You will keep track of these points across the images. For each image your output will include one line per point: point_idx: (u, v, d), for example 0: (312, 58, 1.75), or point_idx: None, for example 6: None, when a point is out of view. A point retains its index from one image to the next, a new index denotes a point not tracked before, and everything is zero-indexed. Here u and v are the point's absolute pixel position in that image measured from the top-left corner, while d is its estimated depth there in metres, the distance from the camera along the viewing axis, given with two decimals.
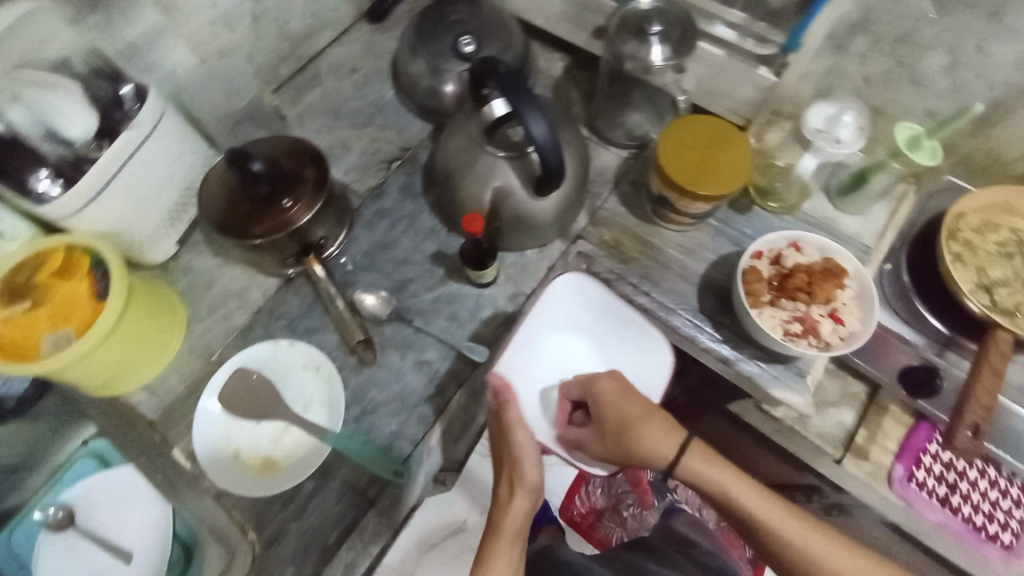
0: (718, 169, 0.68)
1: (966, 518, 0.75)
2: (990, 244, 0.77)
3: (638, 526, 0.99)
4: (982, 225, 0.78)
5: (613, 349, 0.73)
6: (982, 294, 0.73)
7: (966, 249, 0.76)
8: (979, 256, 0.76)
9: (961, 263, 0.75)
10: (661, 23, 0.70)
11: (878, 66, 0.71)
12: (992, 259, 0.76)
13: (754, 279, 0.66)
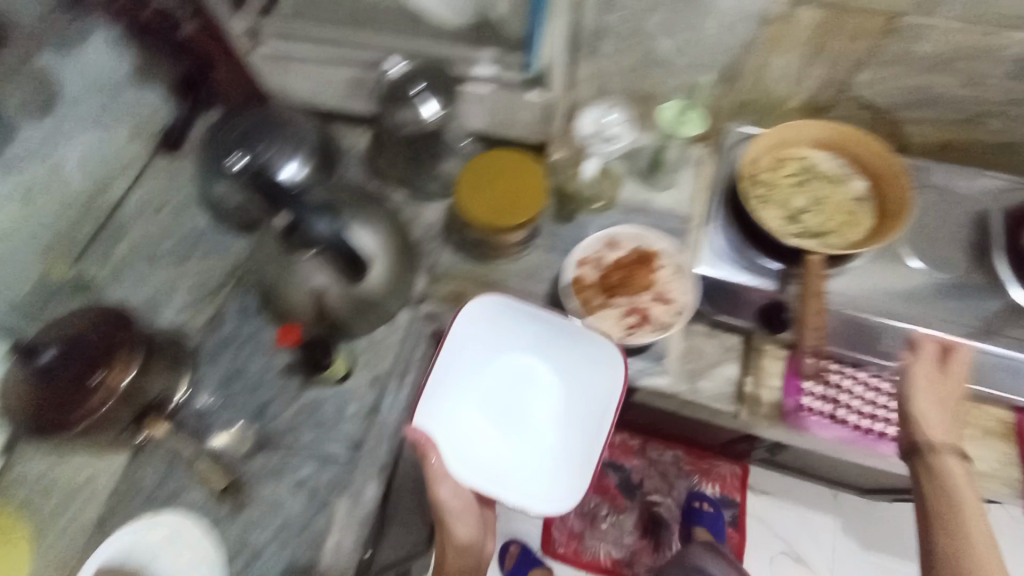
0: (519, 199, 0.70)
1: (856, 426, 0.83)
2: (785, 179, 0.86)
3: (620, 532, 1.08)
4: (774, 165, 0.88)
5: (560, 358, 0.71)
6: (789, 226, 0.83)
7: (767, 190, 0.85)
8: (779, 192, 0.86)
9: (764, 204, 0.84)
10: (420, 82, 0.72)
11: (629, 60, 0.77)
12: (791, 191, 0.86)
13: (584, 289, 0.69)
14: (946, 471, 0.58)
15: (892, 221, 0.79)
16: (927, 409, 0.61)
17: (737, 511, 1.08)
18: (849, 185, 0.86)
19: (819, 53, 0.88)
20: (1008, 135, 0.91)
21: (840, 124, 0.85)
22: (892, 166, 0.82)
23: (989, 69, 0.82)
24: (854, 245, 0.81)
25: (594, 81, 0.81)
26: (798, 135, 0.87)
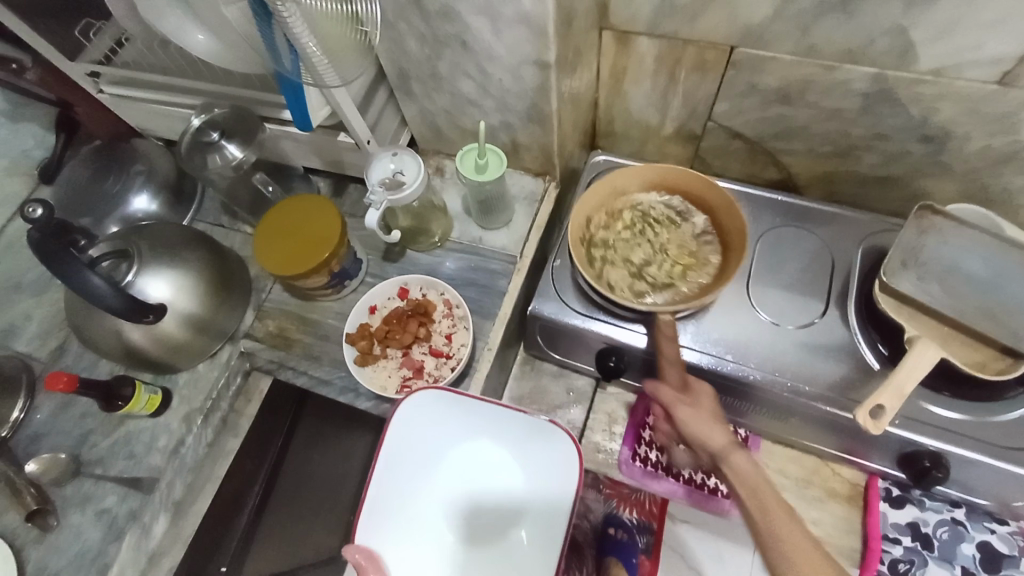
0: (312, 244, 0.72)
1: (688, 479, 0.82)
2: (622, 231, 0.79)
3: None
4: (609, 220, 0.81)
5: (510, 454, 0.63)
6: (634, 287, 0.75)
7: (604, 249, 0.78)
8: (620, 245, 0.79)
9: (602, 261, 0.77)
10: (218, 131, 0.77)
11: (442, 101, 0.75)
12: (629, 244, 0.79)
13: (362, 337, 0.69)
14: (747, 482, 0.58)
15: (739, 255, 0.73)
16: (705, 430, 0.62)
17: (652, 539, 0.80)
18: (690, 221, 0.79)
19: (671, 84, 0.83)
20: (888, 170, 0.83)
21: (657, 163, 0.79)
22: (727, 197, 0.75)
23: (841, 103, 0.76)
24: (706, 289, 0.74)
25: (423, 118, 0.80)
26: (625, 183, 0.81)
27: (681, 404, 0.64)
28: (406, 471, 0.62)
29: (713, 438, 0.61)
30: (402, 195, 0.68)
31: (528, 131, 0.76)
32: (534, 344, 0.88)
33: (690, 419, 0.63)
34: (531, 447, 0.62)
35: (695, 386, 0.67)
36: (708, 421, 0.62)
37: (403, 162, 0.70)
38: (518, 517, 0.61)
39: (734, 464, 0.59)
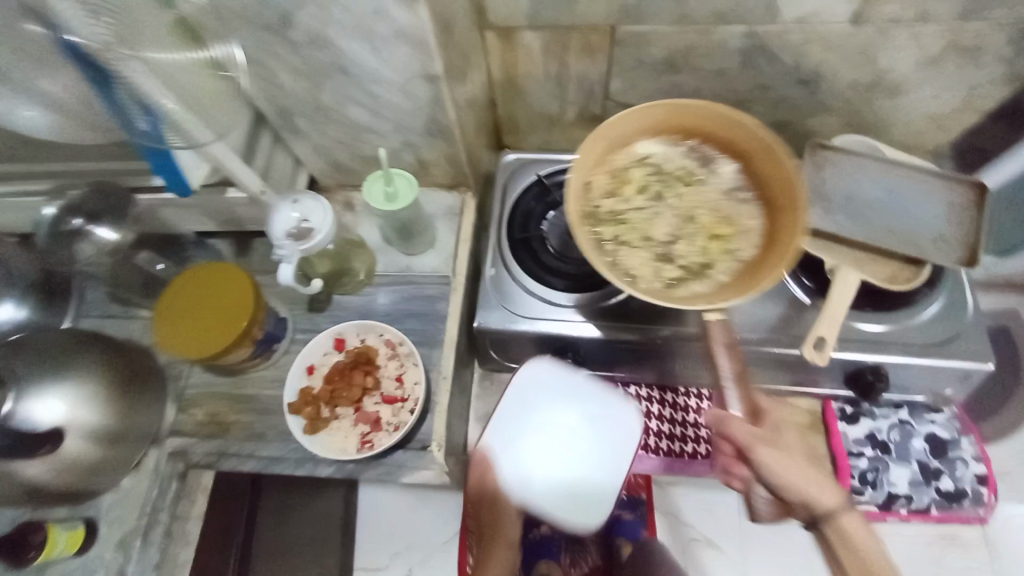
0: (225, 319, 0.64)
1: (669, 452, 0.85)
2: (635, 198, 0.70)
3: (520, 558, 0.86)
4: (616, 185, 0.70)
5: (597, 410, 0.74)
6: (661, 267, 0.67)
7: (618, 226, 0.69)
8: (635, 219, 0.70)
9: (620, 245, 0.68)
10: (79, 215, 0.69)
11: (335, 132, 0.70)
12: (644, 212, 0.70)
13: (306, 403, 0.63)
14: (852, 551, 0.55)
15: (789, 212, 0.62)
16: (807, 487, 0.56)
17: (645, 508, 0.86)
18: (714, 172, 0.69)
19: (563, 71, 0.83)
20: (776, 116, 0.88)
21: (669, 102, 0.66)
22: (759, 139, 0.64)
23: (723, 63, 0.79)
24: (754, 256, 0.65)
25: (319, 153, 0.75)
26: (629, 137, 0.69)
27: (784, 457, 0.57)
28: (519, 415, 0.74)
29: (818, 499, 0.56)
30: (314, 244, 0.62)
31: (432, 146, 0.72)
32: (487, 357, 0.86)
33: (794, 475, 0.56)
34: (615, 406, 0.75)
35: (782, 426, 0.59)
36: (808, 474, 0.57)
37: (307, 208, 0.64)
38: (597, 454, 0.73)
39: (841, 522, 0.56)
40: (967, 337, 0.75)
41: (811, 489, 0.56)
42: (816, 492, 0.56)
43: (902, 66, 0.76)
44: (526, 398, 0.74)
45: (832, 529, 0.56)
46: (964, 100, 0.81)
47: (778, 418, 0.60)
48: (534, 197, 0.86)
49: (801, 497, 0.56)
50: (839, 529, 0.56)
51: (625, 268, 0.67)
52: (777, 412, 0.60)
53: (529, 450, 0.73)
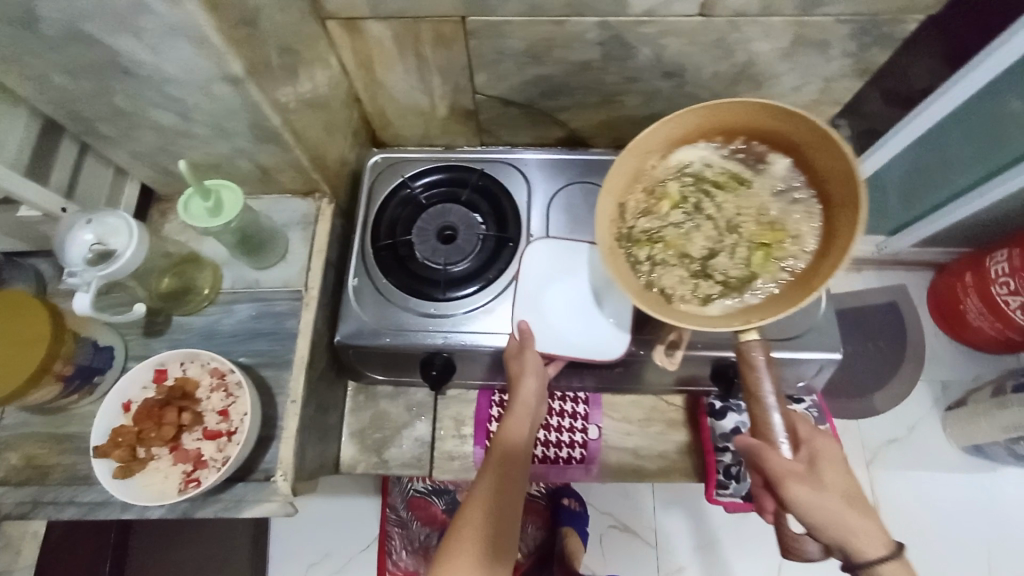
0: (14, 355, 0.57)
1: (543, 458, 0.83)
2: (673, 213, 0.61)
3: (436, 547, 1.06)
4: (651, 203, 0.61)
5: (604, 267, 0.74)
6: (700, 291, 0.57)
7: (658, 248, 0.59)
8: (673, 236, 0.61)
9: (658, 267, 0.58)
10: None
11: (148, 139, 0.63)
12: (682, 229, 0.61)
13: (117, 444, 0.56)
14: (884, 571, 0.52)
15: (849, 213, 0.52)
16: (851, 523, 0.53)
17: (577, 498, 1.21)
18: (767, 172, 0.58)
19: (422, 64, 0.78)
20: (649, 108, 0.87)
21: (700, 104, 0.55)
22: (816, 133, 0.53)
23: (584, 55, 0.76)
24: (817, 262, 0.54)
25: (141, 161, 0.67)
26: (665, 144, 0.59)
27: (832, 494, 0.53)
28: (542, 283, 0.74)
29: (861, 536, 0.53)
30: (111, 268, 0.55)
31: (266, 151, 0.66)
32: (358, 372, 0.82)
33: (841, 516, 0.53)
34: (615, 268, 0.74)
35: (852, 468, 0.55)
36: (853, 512, 0.53)
37: (104, 226, 0.57)
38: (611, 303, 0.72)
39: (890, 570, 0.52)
40: (822, 329, 0.77)
41: (841, 508, 0.53)
42: (848, 508, 0.53)
43: (758, 59, 0.75)
44: (546, 269, 0.74)
45: (862, 550, 0.52)
46: (822, 92, 0.82)
47: (829, 451, 0.55)
48: (399, 201, 0.82)
49: (847, 536, 0.53)
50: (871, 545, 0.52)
51: (665, 292, 0.57)
52: (827, 444, 0.56)
53: (552, 301, 0.73)
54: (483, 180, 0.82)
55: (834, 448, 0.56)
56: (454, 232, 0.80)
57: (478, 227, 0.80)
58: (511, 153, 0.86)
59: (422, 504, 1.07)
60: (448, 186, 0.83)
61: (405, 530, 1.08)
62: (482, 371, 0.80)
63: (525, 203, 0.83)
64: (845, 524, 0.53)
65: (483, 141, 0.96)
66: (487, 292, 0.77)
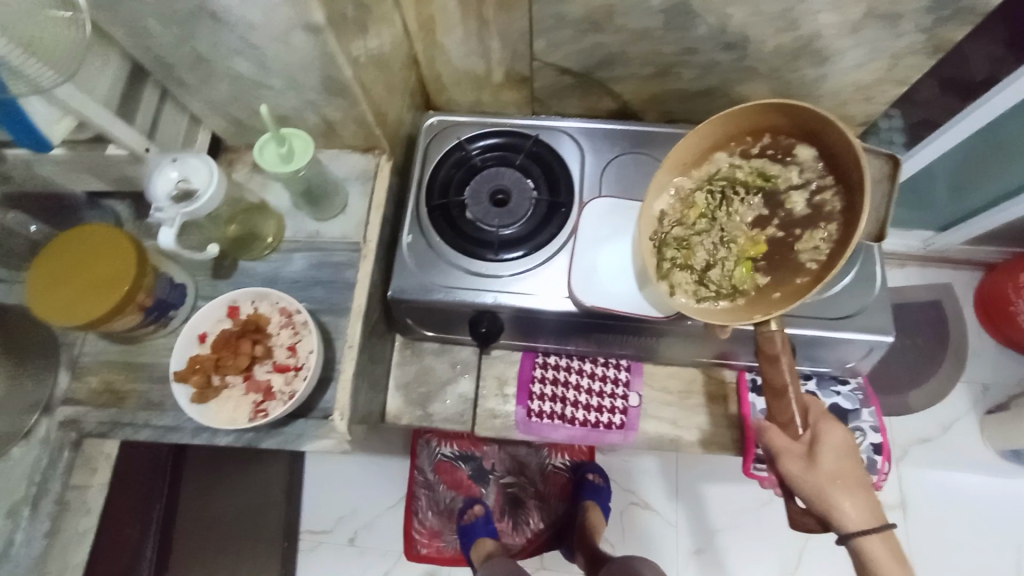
0: (102, 285, 0.61)
1: (583, 422, 0.84)
2: (706, 218, 0.65)
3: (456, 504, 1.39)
4: (686, 211, 0.64)
5: None
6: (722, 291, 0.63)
7: (690, 252, 0.64)
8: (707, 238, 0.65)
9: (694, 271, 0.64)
10: None
11: (224, 87, 0.66)
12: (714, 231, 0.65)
13: (195, 371, 0.60)
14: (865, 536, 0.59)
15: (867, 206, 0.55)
16: (842, 498, 0.59)
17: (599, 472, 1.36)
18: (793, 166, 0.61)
19: (483, 28, 0.79)
20: (705, 81, 0.86)
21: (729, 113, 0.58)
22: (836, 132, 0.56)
23: (646, 23, 0.75)
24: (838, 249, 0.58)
25: (215, 110, 0.71)
26: (695, 156, 0.63)
27: (825, 474, 0.59)
28: (596, 242, 0.76)
29: (848, 509, 0.59)
30: (192, 207, 0.59)
31: (333, 105, 0.68)
32: (406, 327, 0.85)
33: (832, 492, 0.59)
34: None
35: (845, 436, 0.61)
36: (844, 490, 0.59)
37: (187, 166, 0.60)
38: None
39: (870, 540, 0.59)
40: (873, 310, 0.76)
41: (824, 478, 0.59)
42: (831, 481, 0.59)
43: (825, 31, 0.74)
44: (600, 229, 0.76)
45: (843, 518, 0.59)
46: (889, 69, 0.79)
47: (831, 440, 0.60)
48: (454, 163, 0.84)
49: (834, 508, 0.59)
50: (851, 512, 0.58)
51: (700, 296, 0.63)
52: (831, 433, 0.61)
53: (604, 260, 0.75)
54: (537, 146, 0.84)
55: (838, 437, 0.60)
56: (506, 195, 0.82)
57: (530, 192, 0.82)
58: (566, 121, 0.86)
59: (449, 469, 1.40)
60: (502, 150, 0.85)
61: (431, 493, 1.40)
62: (528, 332, 0.82)
63: (576, 171, 0.83)
64: (835, 499, 0.59)
65: (534, 109, 0.97)
66: (537, 255, 0.78)
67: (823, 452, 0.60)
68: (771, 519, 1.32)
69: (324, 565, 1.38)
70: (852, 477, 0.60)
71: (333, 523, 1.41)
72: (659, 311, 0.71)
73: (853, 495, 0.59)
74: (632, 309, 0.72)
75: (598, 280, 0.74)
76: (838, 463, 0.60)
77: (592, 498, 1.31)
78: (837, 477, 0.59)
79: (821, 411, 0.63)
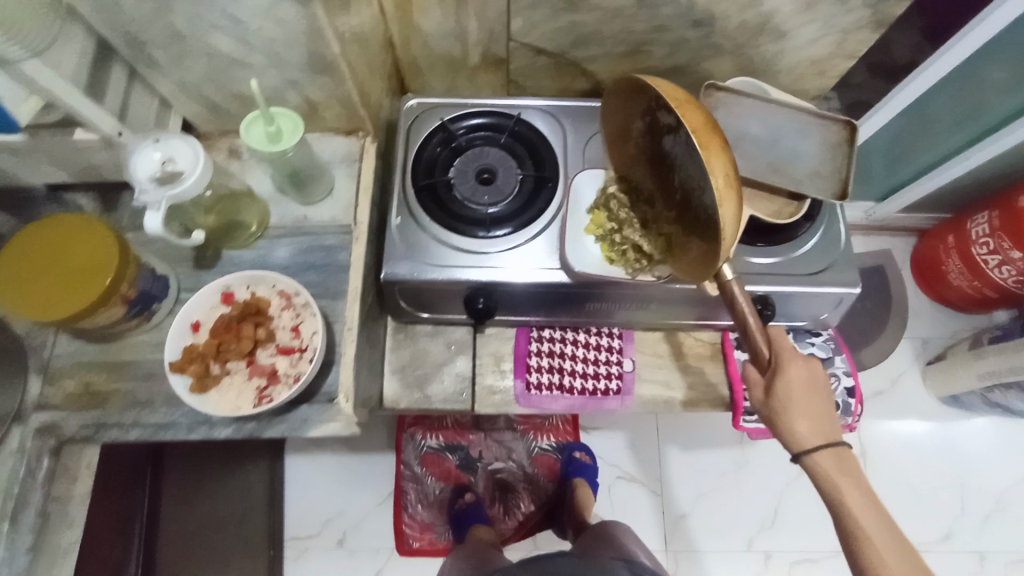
0: (87, 273, 0.58)
1: (581, 391, 0.86)
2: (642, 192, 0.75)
3: (445, 495, 1.38)
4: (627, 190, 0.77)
5: None
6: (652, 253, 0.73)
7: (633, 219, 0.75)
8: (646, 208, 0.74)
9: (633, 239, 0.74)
10: None
11: (200, 65, 0.64)
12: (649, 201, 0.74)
13: (191, 360, 0.58)
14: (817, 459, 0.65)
15: (713, 153, 0.56)
16: (795, 422, 0.65)
17: (585, 450, 1.39)
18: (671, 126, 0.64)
19: (460, 8, 0.80)
20: (675, 59, 0.90)
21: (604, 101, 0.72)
22: (675, 94, 0.59)
23: (618, 1, 0.78)
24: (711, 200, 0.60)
25: (187, 92, 0.68)
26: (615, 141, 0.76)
27: (778, 403, 0.66)
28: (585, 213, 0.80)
29: (803, 432, 0.66)
30: (179, 188, 0.56)
31: (315, 83, 0.67)
32: (398, 310, 0.84)
33: (785, 418, 0.66)
34: None
35: (809, 373, 0.65)
36: (798, 416, 0.65)
37: (171, 148, 0.58)
38: None
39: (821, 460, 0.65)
40: (840, 265, 0.82)
41: (779, 405, 0.66)
42: (784, 407, 0.66)
43: (783, 7, 0.79)
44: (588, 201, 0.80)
45: (795, 439, 0.65)
46: (838, 44, 0.86)
47: (790, 374, 0.64)
48: (437, 144, 0.84)
49: (787, 431, 0.66)
50: (802, 434, 0.65)
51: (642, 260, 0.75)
52: (792, 368, 0.65)
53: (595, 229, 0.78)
54: (519, 125, 0.85)
55: (798, 371, 0.64)
56: (491, 174, 0.83)
57: (515, 169, 0.83)
58: (546, 100, 0.88)
59: (435, 462, 1.39)
60: (485, 130, 0.85)
61: (420, 486, 1.38)
62: (523, 307, 0.83)
63: (560, 147, 0.85)
64: (789, 423, 0.65)
65: (509, 92, 0.98)
66: (526, 231, 0.79)
67: (783, 385, 0.65)
68: (749, 479, 1.39)
69: (314, 571, 1.34)
70: (813, 404, 0.65)
71: (319, 527, 1.37)
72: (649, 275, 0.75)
73: (806, 420, 0.65)
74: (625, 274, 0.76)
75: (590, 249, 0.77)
76: (796, 394, 0.65)
77: (581, 476, 1.33)
78: (790, 404, 0.65)
79: (789, 347, 0.67)
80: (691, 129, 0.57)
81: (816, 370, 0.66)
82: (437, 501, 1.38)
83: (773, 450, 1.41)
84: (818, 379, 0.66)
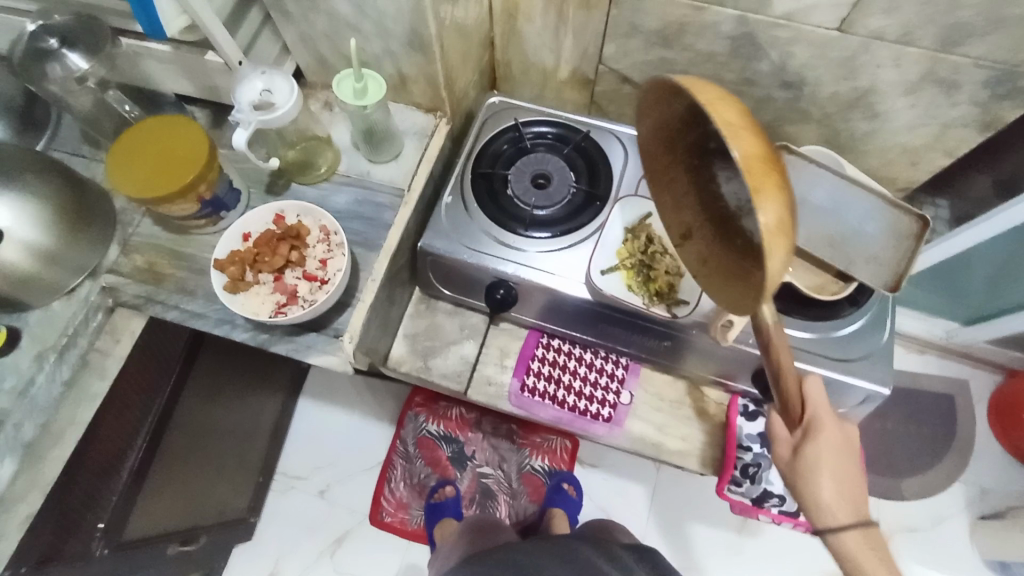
0: (176, 168, 0.67)
1: (572, 407, 0.87)
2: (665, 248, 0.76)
3: (429, 480, 1.41)
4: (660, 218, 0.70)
5: None
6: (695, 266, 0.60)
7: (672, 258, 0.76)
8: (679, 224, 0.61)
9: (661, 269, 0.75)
10: (55, 38, 0.70)
11: (320, 22, 0.73)
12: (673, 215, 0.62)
13: (232, 264, 0.68)
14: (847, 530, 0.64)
15: (767, 192, 0.44)
16: (821, 484, 0.65)
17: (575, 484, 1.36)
18: None
19: (561, 22, 0.85)
20: (758, 115, 0.89)
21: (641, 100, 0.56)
22: (728, 114, 0.46)
23: (713, 47, 0.80)
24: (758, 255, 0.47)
25: (304, 44, 0.78)
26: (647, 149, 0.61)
27: (806, 464, 0.65)
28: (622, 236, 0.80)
29: (831, 499, 0.65)
30: (270, 117, 0.65)
31: (409, 58, 0.74)
32: (427, 281, 0.89)
33: (811, 480, 0.65)
34: None
35: (839, 436, 0.66)
36: (825, 477, 0.65)
37: (273, 81, 0.67)
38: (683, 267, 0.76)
39: (845, 532, 0.64)
40: (876, 359, 0.77)
41: (811, 466, 0.65)
42: (814, 470, 0.65)
43: (882, 86, 0.77)
44: (629, 226, 0.80)
45: (822, 502, 0.65)
46: (937, 137, 0.82)
47: (823, 437, 0.65)
48: (506, 140, 0.89)
49: (813, 493, 0.65)
50: (835, 497, 0.65)
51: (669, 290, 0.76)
52: (826, 432, 0.65)
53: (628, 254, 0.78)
54: (585, 141, 0.88)
55: (831, 434, 0.65)
56: (547, 180, 0.86)
57: (571, 181, 0.86)
58: (620, 125, 0.90)
59: (429, 448, 1.42)
60: (552, 139, 0.90)
61: (408, 465, 1.42)
62: (540, 310, 0.85)
63: (619, 170, 0.87)
64: (815, 486, 0.65)
65: (591, 112, 1.02)
66: (562, 239, 0.81)
67: (817, 449, 0.65)
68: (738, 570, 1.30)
69: (290, 508, 1.41)
70: (844, 467, 0.65)
71: (308, 471, 1.44)
72: (668, 311, 0.75)
73: (837, 484, 0.65)
74: (645, 301, 0.76)
75: (618, 270, 0.77)
76: (827, 459, 0.65)
77: (560, 508, 1.31)
78: (821, 466, 0.65)
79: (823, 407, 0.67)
80: (744, 160, 0.44)
81: (847, 433, 0.67)
82: (424, 487, 1.41)
83: (772, 548, 1.31)
84: (848, 442, 0.67)
